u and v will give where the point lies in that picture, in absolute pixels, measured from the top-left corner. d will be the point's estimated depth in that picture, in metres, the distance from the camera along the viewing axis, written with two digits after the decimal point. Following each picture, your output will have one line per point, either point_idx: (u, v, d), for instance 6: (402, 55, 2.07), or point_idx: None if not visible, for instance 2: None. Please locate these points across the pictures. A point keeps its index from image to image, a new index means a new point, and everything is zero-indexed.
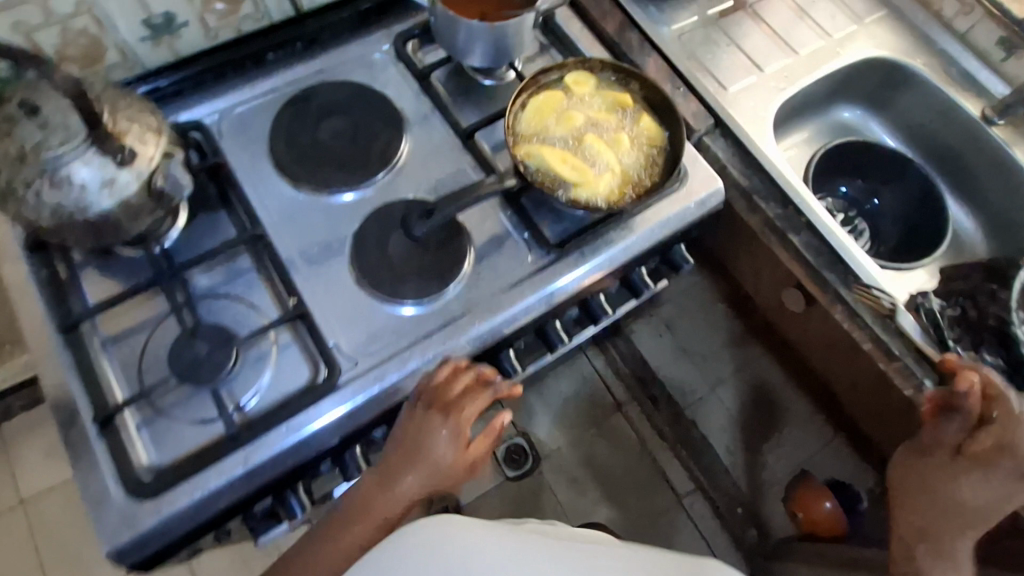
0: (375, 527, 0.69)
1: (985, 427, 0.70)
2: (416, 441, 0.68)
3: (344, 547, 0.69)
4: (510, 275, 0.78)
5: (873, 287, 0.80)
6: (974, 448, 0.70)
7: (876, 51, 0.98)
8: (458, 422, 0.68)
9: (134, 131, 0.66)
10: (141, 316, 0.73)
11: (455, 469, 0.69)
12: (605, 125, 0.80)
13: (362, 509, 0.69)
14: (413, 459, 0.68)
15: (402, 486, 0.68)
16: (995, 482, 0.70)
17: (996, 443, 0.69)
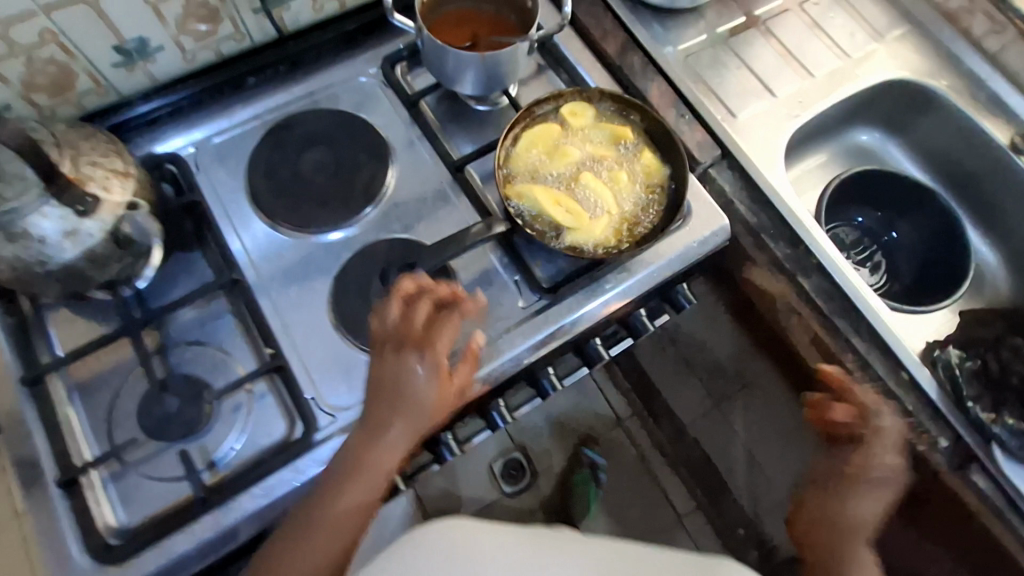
0: (375, 482, 0.64)
1: (857, 447, 0.71)
2: (392, 380, 0.65)
3: (348, 510, 0.63)
4: (500, 321, 0.74)
5: (885, 336, 0.75)
6: (852, 469, 0.71)
7: (897, 72, 0.92)
8: (434, 352, 0.66)
9: (98, 178, 0.62)
10: (110, 365, 0.71)
11: (442, 401, 0.66)
12: (602, 162, 0.75)
13: (354, 467, 0.64)
14: (394, 401, 0.64)
15: (393, 435, 0.65)
16: (868, 500, 0.70)
17: (866, 461, 0.70)
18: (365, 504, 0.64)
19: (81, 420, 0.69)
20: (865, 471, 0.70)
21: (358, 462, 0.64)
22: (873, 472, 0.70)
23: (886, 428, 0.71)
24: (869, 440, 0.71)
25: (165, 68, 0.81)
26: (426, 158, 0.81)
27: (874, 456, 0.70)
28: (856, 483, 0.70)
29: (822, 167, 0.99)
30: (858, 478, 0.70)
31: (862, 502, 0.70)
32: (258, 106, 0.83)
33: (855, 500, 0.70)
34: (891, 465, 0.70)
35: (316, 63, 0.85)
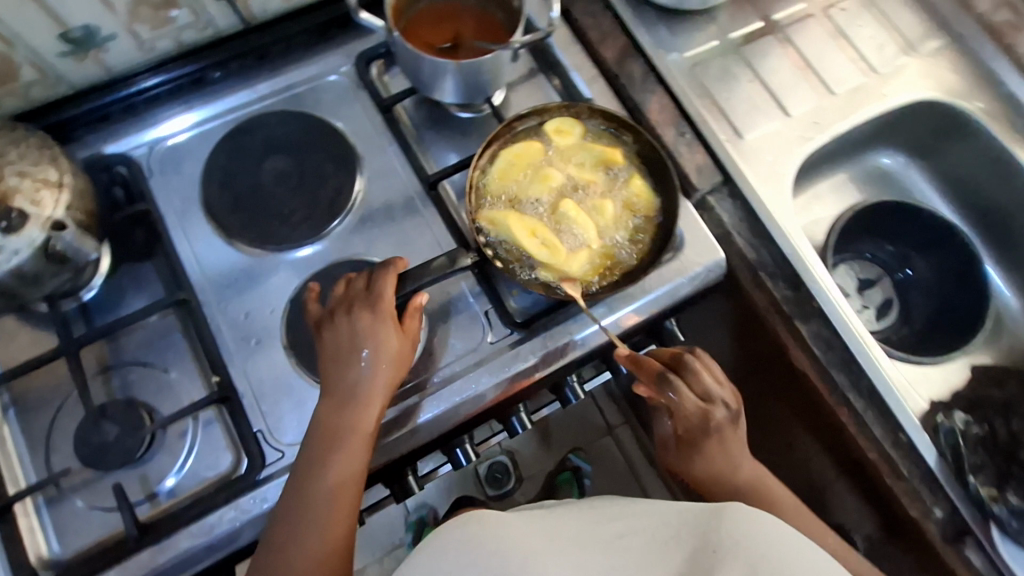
0: (359, 447, 0.60)
1: (676, 415, 0.68)
2: (348, 344, 0.62)
3: (339, 481, 0.59)
4: (467, 357, 0.69)
5: (884, 394, 0.69)
6: (682, 430, 0.68)
7: (928, 92, 0.82)
8: (383, 304, 0.62)
9: (26, 190, 0.57)
10: (51, 384, 0.67)
11: (402, 350, 0.63)
12: (586, 188, 0.68)
13: (331, 437, 0.60)
14: (354, 364, 0.61)
15: (365, 392, 0.61)
16: (712, 452, 0.67)
17: (692, 419, 0.67)
18: (357, 470, 0.60)
19: (19, 440, 0.66)
20: (697, 432, 0.67)
21: (335, 432, 0.60)
22: (706, 424, 0.67)
23: (690, 386, 0.66)
24: (679, 405, 0.66)
25: (120, 59, 0.74)
26: (399, 170, 0.75)
27: (693, 416, 0.66)
28: (687, 441, 0.68)
29: (837, 193, 0.91)
30: (694, 444, 0.68)
31: (709, 456, 0.67)
32: (221, 103, 0.77)
33: (700, 454, 0.68)
34: (719, 415, 0.67)
35: (286, 57, 0.78)
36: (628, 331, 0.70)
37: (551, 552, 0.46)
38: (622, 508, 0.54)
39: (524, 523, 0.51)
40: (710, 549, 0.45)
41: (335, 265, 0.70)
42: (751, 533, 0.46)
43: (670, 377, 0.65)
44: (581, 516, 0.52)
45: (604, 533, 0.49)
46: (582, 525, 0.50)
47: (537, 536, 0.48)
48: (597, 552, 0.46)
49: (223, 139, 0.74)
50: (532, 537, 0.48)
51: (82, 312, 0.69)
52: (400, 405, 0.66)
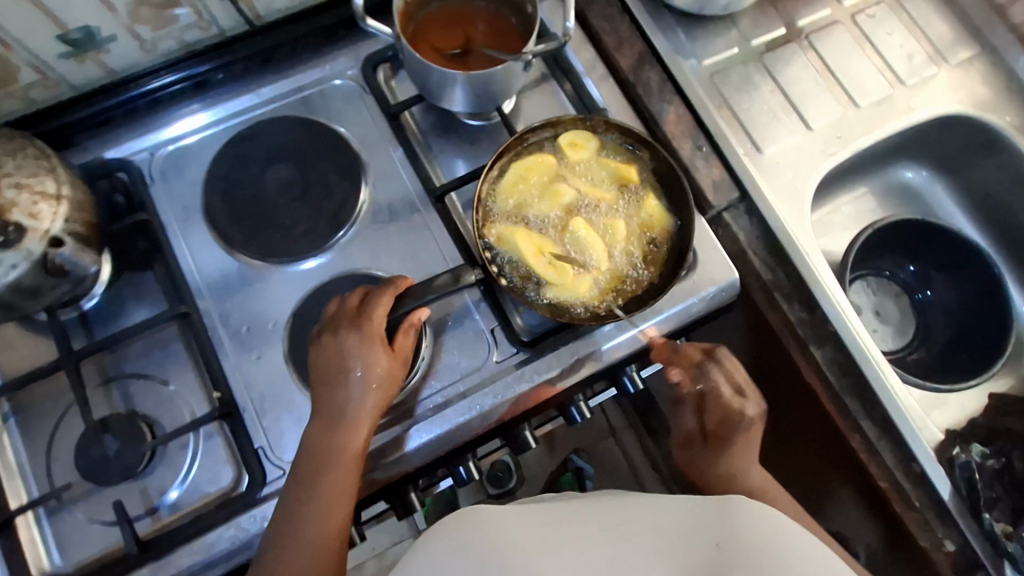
0: (350, 469, 0.59)
1: (708, 407, 0.65)
2: (337, 364, 0.60)
3: (327, 502, 0.58)
4: (471, 375, 0.67)
5: (899, 424, 0.67)
6: (712, 426, 0.66)
7: (956, 106, 0.79)
8: (372, 326, 0.60)
9: (23, 203, 0.56)
10: (50, 395, 0.66)
11: (391, 371, 0.62)
12: (598, 206, 0.66)
13: (321, 459, 0.59)
14: (343, 385, 0.60)
15: (352, 415, 0.60)
16: (740, 448, 0.65)
17: (724, 414, 0.65)
18: (349, 490, 0.59)
19: (18, 450, 0.65)
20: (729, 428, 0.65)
21: (325, 453, 0.59)
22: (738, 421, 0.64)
23: (726, 377, 0.65)
24: (713, 394, 0.65)
25: (122, 60, 0.72)
26: (405, 180, 0.73)
27: (727, 409, 0.65)
28: (717, 438, 0.65)
29: (856, 207, 0.89)
30: (723, 439, 0.65)
31: (738, 452, 0.65)
32: (224, 107, 0.75)
33: (729, 451, 0.65)
34: (750, 410, 0.65)
35: (291, 59, 0.76)
36: (634, 351, 0.68)
37: (558, 546, 0.46)
38: (618, 503, 0.54)
39: (522, 515, 0.52)
40: (712, 544, 0.45)
41: (339, 279, 0.69)
42: (753, 531, 0.47)
43: (707, 365, 0.65)
44: (584, 510, 0.53)
45: (603, 526, 0.49)
46: (587, 518, 0.50)
47: (542, 530, 0.49)
48: (598, 539, 0.47)
49: (226, 145, 0.72)
50: (533, 531, 0.49)
51: (82, 321, 0.68)
52: (401, 423, 0.65)
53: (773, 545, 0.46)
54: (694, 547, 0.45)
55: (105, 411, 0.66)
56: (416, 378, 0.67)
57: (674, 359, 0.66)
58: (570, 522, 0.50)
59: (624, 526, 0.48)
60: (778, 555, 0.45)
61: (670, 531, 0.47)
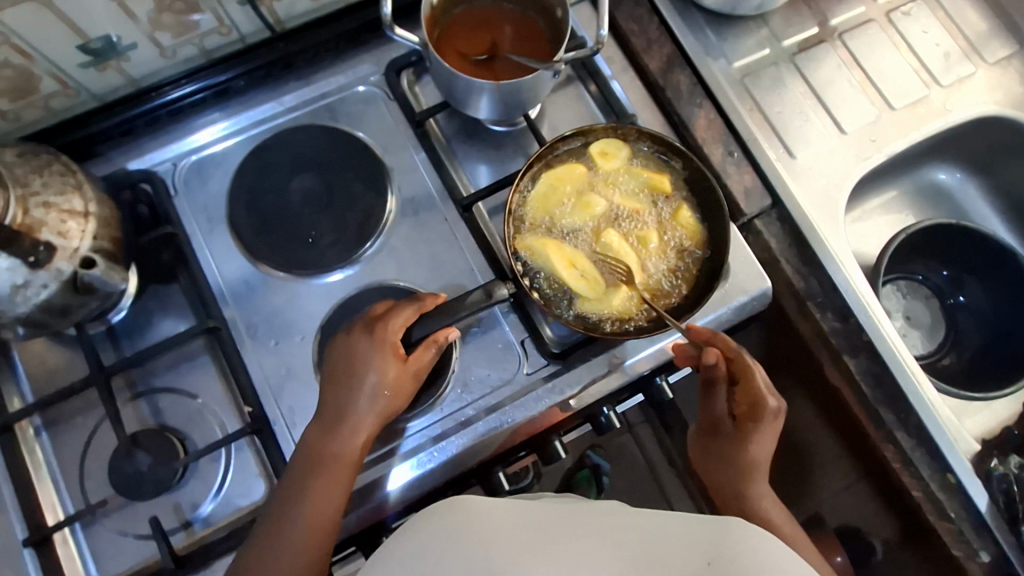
0: (341, 478, 0.58)
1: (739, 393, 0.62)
2: (346, 369, 0.60)
3: (315, 506, 0.57)
4: (500, 388, 0.66)
5: (935, 435, 0.66)
6: (741, 410, 0.62)
7: (992, 106, 0.77)
8: (385, 333, 0.59)
9: (52, 222, 0.55)
10: (81, 408, 0.66)
11: (400, 381, 0.60)
12: (631, 217, 0.65)
13: (316, 461, 0.58)
14: (351, 391, 0.59)
15: (355, 420, 0.59)
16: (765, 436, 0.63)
17: (753, 400, 0.62)
18: (336, 500, 0.58)
19: (50, 465, 0.65)
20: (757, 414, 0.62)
21: (319, 458, 0.58)
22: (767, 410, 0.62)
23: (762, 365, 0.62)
24: (748, 380, 0.61)
25: (142, 67, 0.70)
26: (431, 190, 0.72)
27: (759, 398, 0.61)
28: (746, 424, 0.62)
29: (887, 209, 0.87)
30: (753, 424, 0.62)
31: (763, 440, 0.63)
32: (246, 115, 0.74)
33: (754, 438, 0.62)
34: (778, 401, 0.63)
35: (314, 66, 0.75)
36: (661, 363, 0.67)
37: (545, 549, 0.44)
38: (619, 508, 0.51)
39: (518, 512, 0.49)
40: (704, 562, 0.43)
41: (366, 291, 0.68)
42: (751, 550, 0.44)
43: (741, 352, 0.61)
44: (573, 511, 0.50)
45: (599, 534, 0.46)
46: (576, 521, 0.48)
47: (528, 530, 0.47)
48: (588, 550, 0.44)
49: (251, 154, 0.71)
50: (525, 532, 0.46)
51: (109, 335, 0.68)
52: (431, 436, 0.65)
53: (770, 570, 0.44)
54: (686, 567, 0.43)
55: (135, 426, 0.66)
56: (445, 391, 0.66)
57: (709, 342, 0.61)
58: (565, 527, 0.47)
59: (614, 533, 0.46)
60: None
61: (663, 544, 0.45)
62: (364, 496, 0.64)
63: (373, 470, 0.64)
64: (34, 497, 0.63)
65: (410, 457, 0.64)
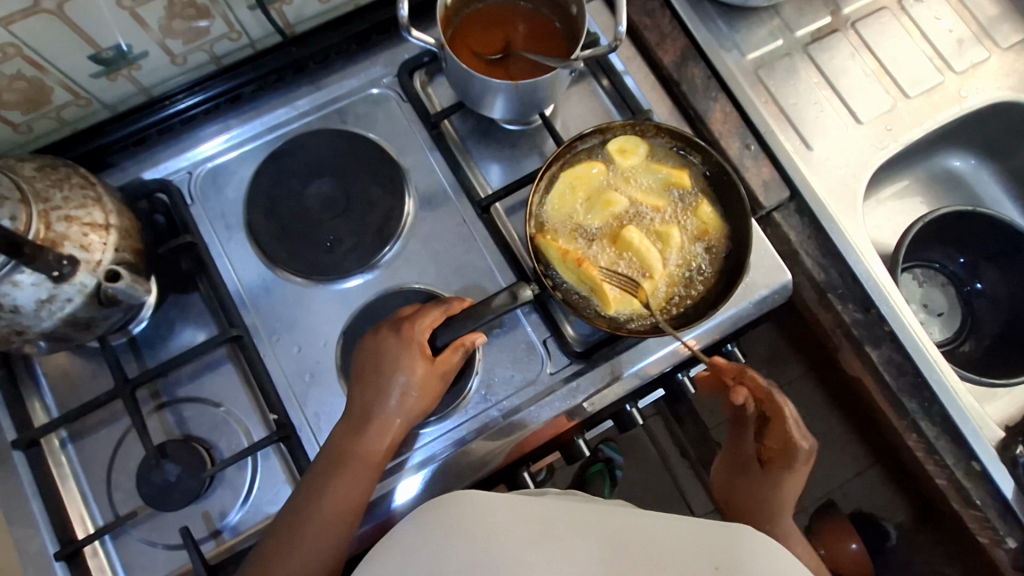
0: (362, 479, 0.58)
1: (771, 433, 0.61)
2: (374, 367, 0.60)
3: (336, 504, 0.57)
4: (525, 388, 0.66)
5: (960, 424, 0.66)
6: (771, 450, 0.62)
7: (1006, 91, 0.77)
8: (413, 332, 0.60)
9: (74, 236, 0.55)
10: (106, 419, 0.66)
11: (427, 382, 0.60)
12: (651, 213, 0.65)
13: (340, 458, 0.58)
14: (378, 390, 0.59)
15: (380, 420, 0.59)
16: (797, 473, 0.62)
17: (784, 441, 0.61)
18: (355, 500, 0.58)
19: (77, 477, 0.65)
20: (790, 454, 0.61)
21: (344, 455, 0.58)
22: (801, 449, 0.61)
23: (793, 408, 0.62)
24: (781, 422, 0.61)
25: (153, 76, 0.70)
26: (447, 191, 0.71)
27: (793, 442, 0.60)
28: (778, 463, 0.62)
29: (902, 198, 0.87)
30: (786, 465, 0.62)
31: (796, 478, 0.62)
32: (259, 121, 0.74)
33: (784, 478, 0.62)
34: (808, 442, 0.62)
35: (325, 70, 0.75)
36: (676, 363, 0.67)
37: (546, 545, 0.44)
38: (620, 506, 0.52)
39: (521, 508, 0.49)
40: (712, 567, 0.43)
41: (386, 296, 0.68)
42: (758, 559, 0.45)
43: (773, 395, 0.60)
44: (576, 507, 0.51)
45: (602, 532, 0.46)
46: (579, 518, 0.48)
47: (529, 523, 0.47)
48: (593, 549, 0.44)
49: (265, 161, 0.71)
50: (529, 526, 0.46)
51: (131, 346, 0.68)
52: (456, 440, 0.65)
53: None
54: (693, 570, 0.43)
55: (161, 436, 0.66)
56: (471, 393, 0.66)
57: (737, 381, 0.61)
58: (569, 526, 0.47)
59: (618, 533, 0.46)
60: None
61: (673, 547, 0.45)
62: (388, 502, 0.63)
63: (397, 476, 0.64)
64: (63, 508, 0.63)
65: (427, 464, 0.64)
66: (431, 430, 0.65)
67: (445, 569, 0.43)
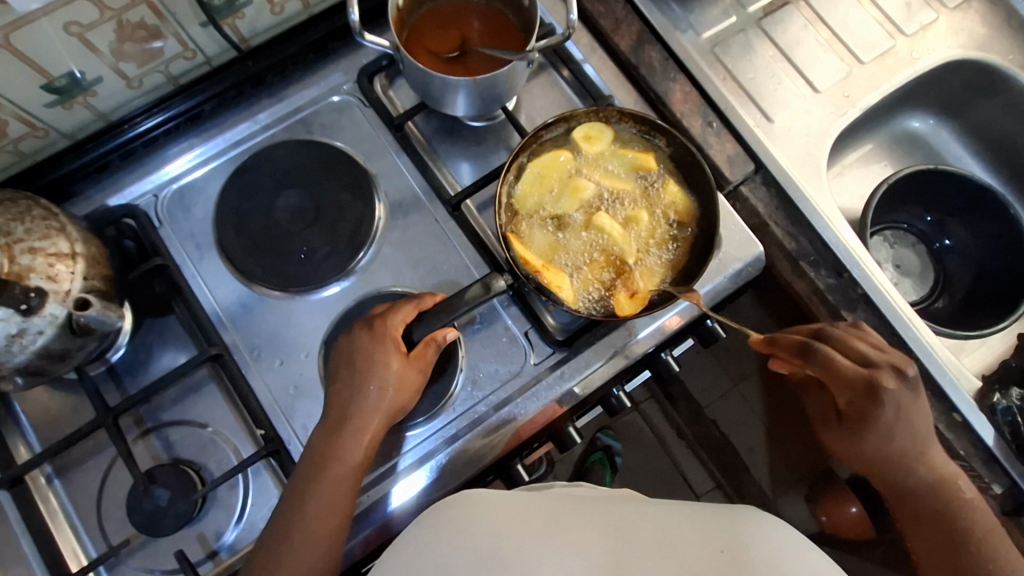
0: (344, 480, 0.58)
1: (835, 387, 0.59)
2: (351, 368, 0.60)
3: (319, 512, 0.57)
4: (509, 382, 0.67)
5: (939, 377, 0.67)
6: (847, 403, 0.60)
7: (957, 50, 0.79)
8: (386, 330, 0.60)
9: (39, 267, 0.54)
10: (91, 451, 0.65)
11: (403, 379, 0.60)
12: (618, 196, 0.66)
13: (320, 464, 0.58)
14: (357, 391, 0.59)
15: (359, 420, 0.59)
16: (889, 424, 0.58)
17: (855, 386, 0.57)
18: (339, 505, 0.58)
19: (65, 511, 0.64)
20: (863, 407, 0.58)
21: (323, 460, 0.58)
22: (873, 396, 0.57)
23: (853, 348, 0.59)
24: (832, 371, 0.57)
25: (109, 101, 0.69)
26: (417, 192, 0.72)
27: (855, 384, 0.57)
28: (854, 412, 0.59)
29: (867, 161, 0.89)
30: (862, 421, 0.59)
31: (883, 432, 0.58)
32: (222, 138, 0.73)
33: (879, 425, 0.58)
34: (888, 382, 0.57)
35: (285, 82, 0.75)
36: (662, 340, 0.68)
37: (551, 540, 0.45)
38: (625, 501, 0.52)
39: (528, 506, 0.50)
40: (718, 550, 0.44)
41: (365, 302, 0.68)
42: (766, 541, 0.45)
43: (812, 347, 0.58)
44: (579, 503, 0.51)
45: (607, 525, 0.47)
46: (580, 512, 0.49)
47: (533, 520, 0.47)
48: (602, 542, 0.45)
49: (232, 177, 0.71)
50: (537, 524, 0.47)
51: (111, 374, 0.67)
52: (449, 437, 0.65)
53: (780, 556, 0.44)
54: (699, 554, 0.44)
55: (149, 462, 0.65)
56: (458, 390, 0.66)
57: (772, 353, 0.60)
58: (575, 520, 0.48)
59: (623, 526, 0.46)
60: (789, 569, 0.43)
61: (677, 535, 0.46)
62: (385, 508, 0.63)
63: (390, 479, 0.64)
64: (55, 545, 0.62)
65: (422, 463, 0.64)
66: (420, 430, 0.65)
67: (450, 569, 0.44)
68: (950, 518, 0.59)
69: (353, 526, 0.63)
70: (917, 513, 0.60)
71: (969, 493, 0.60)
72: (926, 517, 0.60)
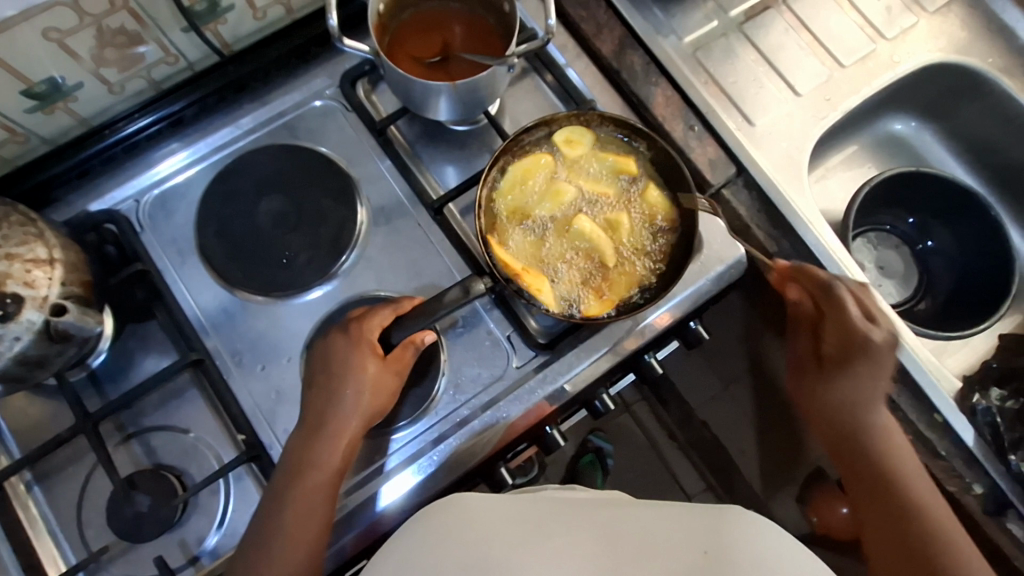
0: (322, 487, 0.58)
1: (833, 327, 0.62)
2: (327, 372, 0.60)
3: (298, 518, 0.57)
4: (494, 384, 0.67)
5: (920, 378, 0.68)
6: (831, 349, 0.62)
7: (937, 53, 0.80)
8: (362, 334, 0.60)
9: (16, 273, 0.54)
10: (71, 458, 0.65)
11: (379, 381, 0.60)
12: (598, 200, 0.66)
13: (297, 471, 0.58)
14: (334, 397, 0.59)
15: (335, 425, 0.59)
16: (867, 372, 0.60)
17: (846, 333, 0.61)
18: (319, 511, 0.58)
19: (46, 519, 0.64)
20: (850, 351, 0.61)
21: (299, 467, 0.58)
22: (866, 342, 0.60)
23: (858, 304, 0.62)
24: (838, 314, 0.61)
25: (90, 106, 0.69)
26: (401, 198, 0.72)
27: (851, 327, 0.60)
28: (838, 358, 0.61)
29: (850, 163, 0.90)
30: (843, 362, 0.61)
31: (858, 378, 0.60)
32: (204, 143, 0.73)
33: (861, 375, 0.60)
34: (878, 334, 0.60)
35: (267, 86, 0.75)
36: (648, 340, 0.67)
37: (536, 544, 0.45)
38: (612, 504, 0.52)
39: (514, 510, 0.50)
40: (701, 552, 0.44)
41: (347, 306, 0.68)
42: (747, 543, 0.45)
43: (835, 283, 0.61)
44: (565, 506, 0.51)
45: (593, 528, 0.47)
46: (565, 515, 0.49)
47: (520, 524, 0.47)
48: (588, 545, 0.45)
49: (213, 182, 0.71)
50: (522, 528, 0.47)
51: (91, 380, 0.67)
52: (434, 439, 0.65)
53: (761, 559, 0.44)
54: (683, 558, 0.44)
55: (130, 467, 0.65)
56: (440, 392, 0.66)
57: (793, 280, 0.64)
58: (561, 523, 0.48)
59: (609, 530, 0.46)
60: (771, 567, 0.44)
61: (662, 538, 0.46)
62: (370, 512, 0.63)
63: (377, 481, 0.64)
64: (35, 553, 0.62)
65: (410, 464, 0.64)
66: (405, 433, 0.65)
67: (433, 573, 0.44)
68: (886, 478, 0.59)
69: (337, 529, 0.63)
70: (857, 467, 0.61)
71: (904, 455, 0.61)
72: (869, 472, 0.60)
